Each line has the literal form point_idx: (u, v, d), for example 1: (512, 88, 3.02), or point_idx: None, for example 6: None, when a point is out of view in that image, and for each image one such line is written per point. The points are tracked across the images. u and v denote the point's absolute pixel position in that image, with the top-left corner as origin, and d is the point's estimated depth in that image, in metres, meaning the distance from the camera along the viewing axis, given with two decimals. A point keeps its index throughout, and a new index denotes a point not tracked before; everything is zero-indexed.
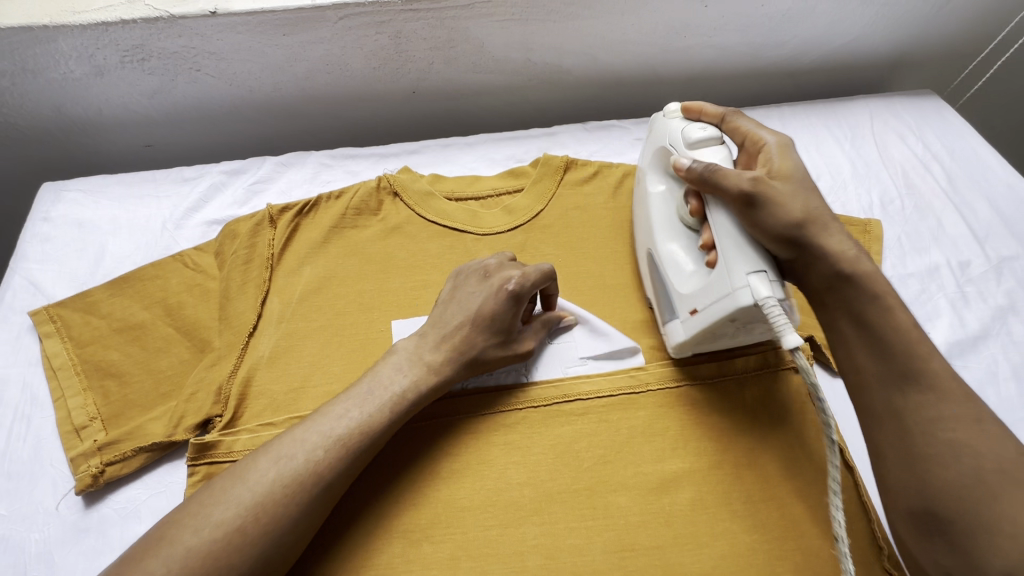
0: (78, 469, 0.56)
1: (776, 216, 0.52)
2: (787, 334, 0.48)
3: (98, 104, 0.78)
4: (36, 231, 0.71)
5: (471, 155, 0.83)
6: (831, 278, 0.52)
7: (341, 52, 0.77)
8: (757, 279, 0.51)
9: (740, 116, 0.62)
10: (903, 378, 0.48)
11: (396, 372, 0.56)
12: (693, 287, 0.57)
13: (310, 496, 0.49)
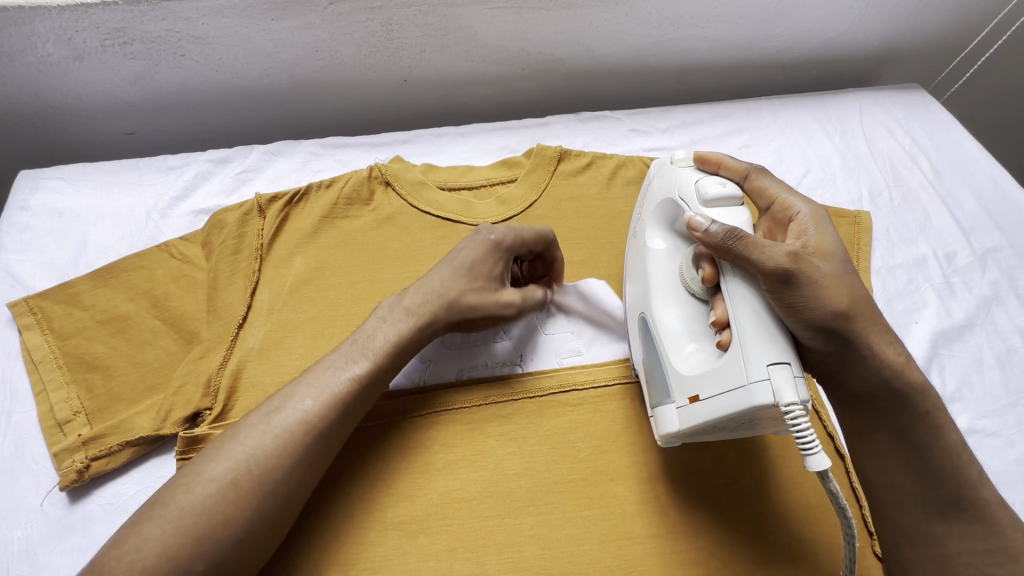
0: (62, 465, 0.54)
1: (814, 303, 0.47)
2: (815, 452, 0.42)
3: (78, 90, 0.76)
4: (13, 220, 0.68)
5: (464, 145, 0.82)
6: (865, 370, 0.50)
7: (332, 38, 0.75)
8: (780, 378, 0.44)
9: (764, 176, 0.56)
10: (947, 505, 0.50)
11: (304, 392, 0.50)
12: (698, 372, 0.50)
13: (246, 508, 0.45)
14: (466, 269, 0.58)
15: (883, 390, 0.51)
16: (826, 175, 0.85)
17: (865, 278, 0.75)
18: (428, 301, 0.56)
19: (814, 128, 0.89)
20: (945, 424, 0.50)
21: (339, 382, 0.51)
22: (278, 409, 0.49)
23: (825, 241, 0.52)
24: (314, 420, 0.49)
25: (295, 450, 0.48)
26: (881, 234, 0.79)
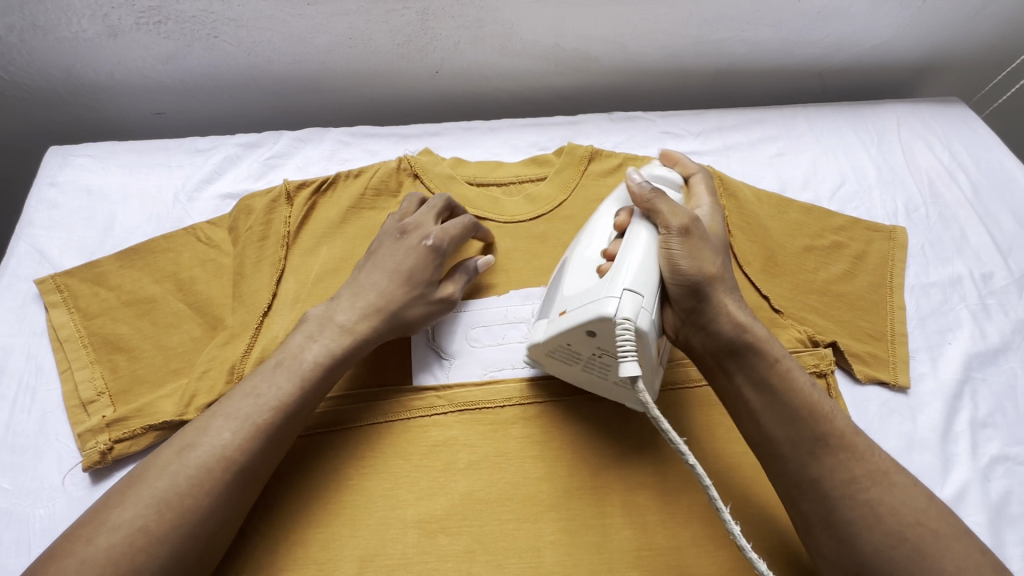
0: (86, 445, 0.54)
1: (688, 254, 0.52)
2: (627, 361, 0.47)
3: (110, 68, 0.75)
4: (42, 196, 0.68)
5: (494, 140, 0.80)
6: (720, 330, 0.51)
7: (365, 26, 0.74)
8: (630, 301, 0.49)
9: (705, 180, 0.63)
10: (816, 442, 0.48)
11: (220, 427, 0.50)
12: (571, 291, 0.55)
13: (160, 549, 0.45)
14: (396, 258, 0.60)
15: (735, 350, 0.51)
16: (861, 188, 0.83)
17: (898, 294, 0.73)
18: (362, 304, 0.58)
19: (850, 139, 0.87)
20: (796, 371, 0.51)
21: (275, 397, 0.52)
22: (192, 445, 0.49)
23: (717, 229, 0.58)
24: (233, 455, 0.49)
25: (210, 488, 0.47)
26: (916, 251, 0.77)
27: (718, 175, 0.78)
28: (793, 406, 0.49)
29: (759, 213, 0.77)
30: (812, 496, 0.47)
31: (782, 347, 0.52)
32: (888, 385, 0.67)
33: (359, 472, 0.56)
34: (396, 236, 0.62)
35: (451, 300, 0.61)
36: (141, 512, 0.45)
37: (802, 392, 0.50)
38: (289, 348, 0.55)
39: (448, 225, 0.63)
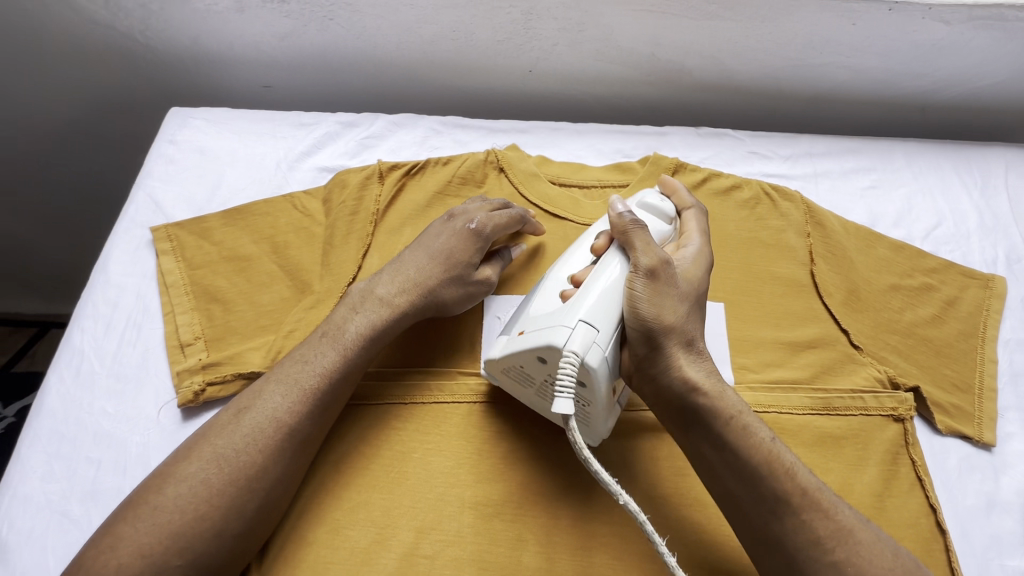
0: (182, 383, 0.58)
1: (651, 302, 0.51)
2: (563, 398, 0.47)
3: (232, 40, 0.80)
4: (162, 151, 0.74)
5: (580, 143, 0.81)
6: (678, 385, 0.50)
7: (471, 21, 0.77)
8: (582, 333, 0.49)
9: (699, 215, 0.63)
10: (778, 503, 0.47)
11: (272, 390, 0.53)
12: (531, 313, 0.55)
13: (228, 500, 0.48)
14: (439, 241, 0.63)
15: (691, 404, 0.50)
16: (958, 232, 0.79)
17: (990, 347, 0.69)
18: (401, 279, 0.60)
19: (951, 178, 0.83)
20: (752, 425, 0.49)
21: (323, 366, 0.54)
22: (248, 409, 0.52)
23: (694, 268, 0.57)
24: (285, 417, 0.52)
25: (268, 449, 0.51)
26: (1015, 304, 0.73)
27: (807, 202, 0.76)
28: (752, 465, 0.48)
29: (846, 245, 0.74)
30: (777, 558, 0.47)
31: (739, 398, 0.50)
32: (970, 440, 0.64)
33: (424, 447, 0.57)
34: (444, 219, 0.65)
35: (484, 285, 0.63)
36: (207, 462, 0.49)
37: (763, 449, 0.48)
38: (332, 319, 0.58)
39: (501, 214, 0.65)
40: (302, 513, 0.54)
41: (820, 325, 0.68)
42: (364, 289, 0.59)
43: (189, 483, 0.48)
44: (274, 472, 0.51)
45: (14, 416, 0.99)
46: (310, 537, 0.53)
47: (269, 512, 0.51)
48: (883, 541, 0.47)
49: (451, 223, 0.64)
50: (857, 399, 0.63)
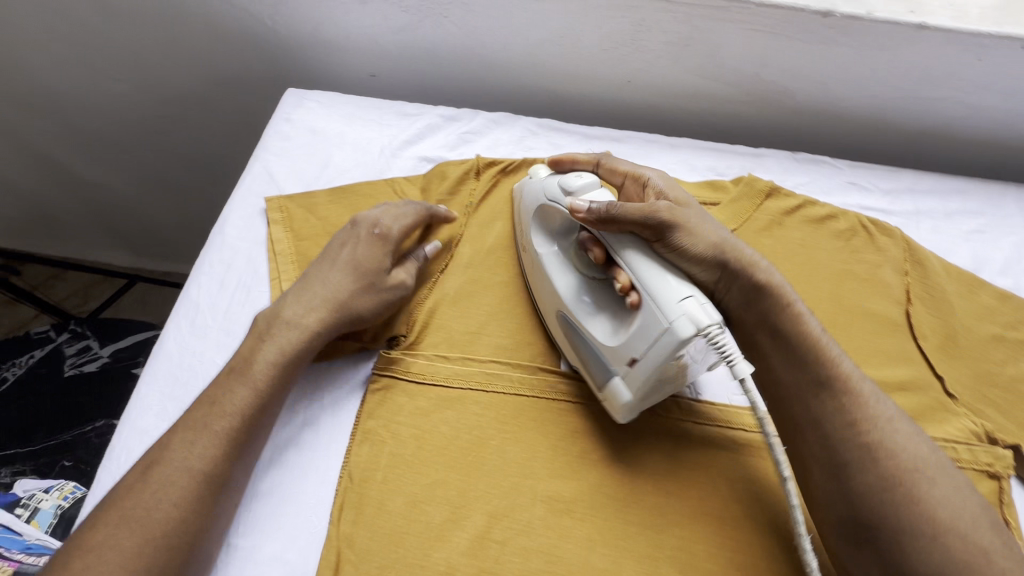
0: None
1: (693, 240, 0.54)
2: (736, 361, 0.48)
3: (349, 30, 0.85)
4: (278, 128, 0.79)
5: (673, 157, 0.81)
6: (741, 288, 0.55)
7: (580, 29, 0.78)
8: (692, 309, 0.48)
9: (613, 160, 0.68)
10: (820, 387, 0.52)
11: (189, 438, 0.51)
12: (625, 336, 0.53)
13: (167, 548, 0.47)
14: (348, 253, 0.63)
15: (750, 300, 0.56)
16: None
17: None
18: (309, 298, 0.59)
19: None
20: (807, 316, 0.55)
21: (245, 405, 0.53)
22: (159, 462, 0.50)
23: (681, 195, 0.62)
24: (207, 457, 0.50)
25: (185, 500, 0.48)
26: None
27: (906, 240, 0.74)
28: (804, 351, 0.54)
29: (947, 288, 0.71)
30: (812, 436, 0.52)
31: (790, 286, 0.56)
32: None
33: (502, 434, 0.58)
34: (349, 227, 0.65)
35: (397, 288, 0.63)
36: (128, 515, 0.47)
37: (815, 339, 0.54)
38: (259, 343, 0.57)
39: (399, 214, 0.66)
40: (380, 482, 0.55)
41: (912, 367, 0.66)
42: (281, 311, 0.59)
43: (106, 535, 0.46)
44: (192, 525, 0.48)
45: (107, 357, 1.10)
46: (388, 507, 0.54)
47: (201, 553, 0.49)
48: (920, 436, 0.52)
49: (355, 230, 0.64)
50: (949, 448, 0.60)
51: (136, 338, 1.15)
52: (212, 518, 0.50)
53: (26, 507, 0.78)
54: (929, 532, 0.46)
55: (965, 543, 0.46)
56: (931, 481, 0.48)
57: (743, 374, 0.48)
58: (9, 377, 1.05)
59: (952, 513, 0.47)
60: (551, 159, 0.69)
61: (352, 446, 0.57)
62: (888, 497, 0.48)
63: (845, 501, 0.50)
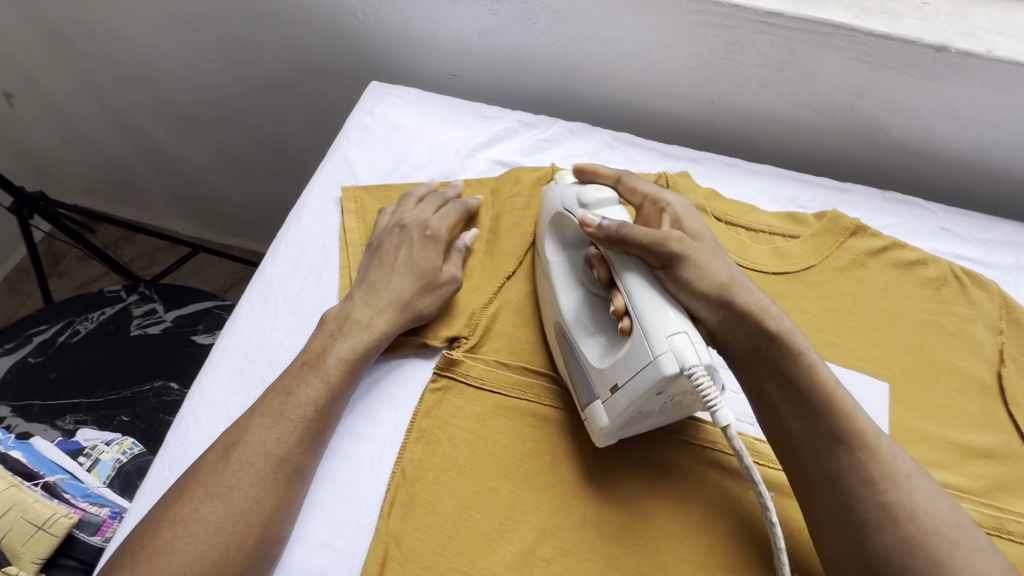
0: None
1: (700, 277, 0.54)
2: (718, 407, 0.47)
3: (436, 29, 0.85)
4: (360, 120, 0.81)
5: (752, 184, 0.79)
6: (748, 330, 0.54)
7: (670, 44, 0.77)
8: (681, 346, 0.48)
9: (634, 177, 0.64)
10: (835, 440, 0.50)
11: (263, 426, 0.53)
12: (610, 362, 0.53)
13: (252, 521, 0.49)
14: (399, 253, 0.65)
15: (759, 347, 0.54)
16: None
17: None
18: (375, 300, 0.61)
19: None
20: (820, 365, 0.52)
21: (318, 397, 0.55)
22: (238, 445, 0.52)
23: (696, 225, 0.59)
24: (284, 441, 0.52)
25: (261, 481, 0.50)
26: None
27: (1004, 297, 0.68)
28: (814, 402, 0.51)
29: None
30: (825, 490, 0.50)
31: (799, 332, 0.54)
32: None
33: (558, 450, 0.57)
34: (396, 231, 0.66)
35: (453, 282, 0.64)
36: (211, 491, 0.49)
37: (826, 389, 0.51)
38: (332, 343, 0.58)
39: (442, 213, 0.68)
40: (433, 482, 0.55)
41: (999, 435, 0.61)
42: (349, 314, 0.60)
43: (190, 508, 0.48)
44: (265, 506, 0.50)
45: (170, 321, 1.14)
46: (439, 509, 0.54)
47: (277, 536, 0.51)
48: (938, 491, 0.48)
49: (402, 231, 0.66)
50: None
51: (200, 304, 1.17)
52: (286, 501, 0.51)
53: (88, 456, 0.82)
54: None
55: None
56: (954, 545, 0.45)
57: (723, 421, 0.47)
58: (82, 330, 1.11)
59: None
60: (574, 167, 0.66)
61: (407, 442, 0.57)
62: (911, 558, 0.45)
63: (862, 560, 0.47)
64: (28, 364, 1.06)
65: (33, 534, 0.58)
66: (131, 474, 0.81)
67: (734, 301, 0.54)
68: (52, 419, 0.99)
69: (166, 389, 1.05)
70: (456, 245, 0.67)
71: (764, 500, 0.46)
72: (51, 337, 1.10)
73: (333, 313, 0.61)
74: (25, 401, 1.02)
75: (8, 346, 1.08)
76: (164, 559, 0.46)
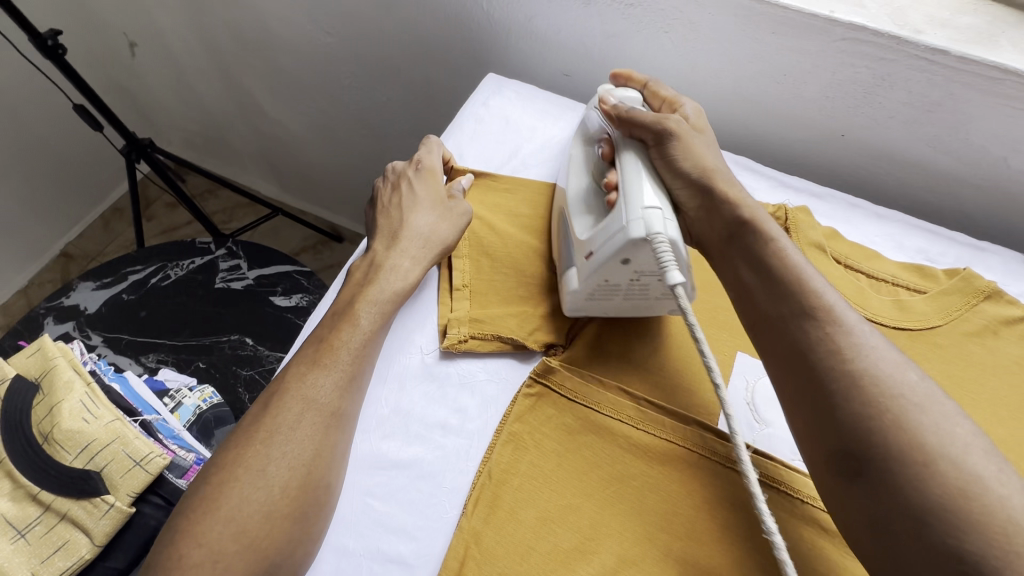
0: (451, 328, 0.62)
1: (687, 158, 0.60)
2: (670, 267, 0.50)
3: (560, 28, 0.83)
4: (475, 111, 0.80)
5: (876, 228, 0.74)
6: (726, 218, 0.58)
7: (811, 71, 0.72)
8: (652, 217, 0.53)
9: (659, 83, 0.70)
10: (811, 316, 0.50)
11: (314, 373, 0.53)
12: (586, 234, 0.59)
13: (296, 464, 0.50)
14: (402, 192, 0.68)
15: (735, 234, 0.57)
16: None
17: None
18: (393, 240, 0.64)
19: None
20: (791, 249, 0.54)
21: (353, 343, 0.56)
22: (283, 392, 0.53)
23: (703, 125, 0.65)
24: (328, 384, 0.53)
25: (312, 428, 0.51)
26: None
27: None
28: (781, 276, 0.53)
29: None
30: (791, 359, 0.50)
31: (778, 227, 0.57)
32: None
33: (603, 447, 0.57)
34: (394, 180, 0.69)
35: (464, 212, 0.66)
36: (257, 436, 0.50)
37: (796, 267, 0.53)
38: (361, 289, 0.60)
39: (422, 152, 0.71)
40: (515, 488, 0.54)
41: None
42: (374, 260, 0.63)
43: (234, 455, 0.50)
44: (305, 450, 0.50)
45: (252, 279, 1.16)
46: (520, 517, 0.53)
47: (325, 481, 0.51)
48: (903, 361, 0.47)
49: (396, 177, 0.70)
50: None
51: (280, 266, 1.17)
52: (328, 446, 0.51)
53: (173, 398, 0.86)
54: (926, 463, 0.41)
55: (958, 473, 0.40)
56: (920, 409, 0.43)
57: (671, 282, 0.50)
58: (172, 276, 1.16)
59: (939, 441, 0.41)
60: (610, 73, 0.72)
61: (496, 443, 0.57)
62: (875, 421, 0.43)
63: (835, 432, 0.45)
64: (121, 300, 1.12)
65: (133, 467, 0.61)
66: (209, 422, 0.85)
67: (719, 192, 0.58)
68: (137, 354, 1.06)
69: (241, 344, 1.08)
70: (456, 183, 0.70)
71: (718, 389, 0.49)
72: (143, 278, 1.15)
73: (360, 263, 0.63)
74: (116, 334, 1.08)
75: (105, 281, 1.14)
76: (218, 502, 0.47)
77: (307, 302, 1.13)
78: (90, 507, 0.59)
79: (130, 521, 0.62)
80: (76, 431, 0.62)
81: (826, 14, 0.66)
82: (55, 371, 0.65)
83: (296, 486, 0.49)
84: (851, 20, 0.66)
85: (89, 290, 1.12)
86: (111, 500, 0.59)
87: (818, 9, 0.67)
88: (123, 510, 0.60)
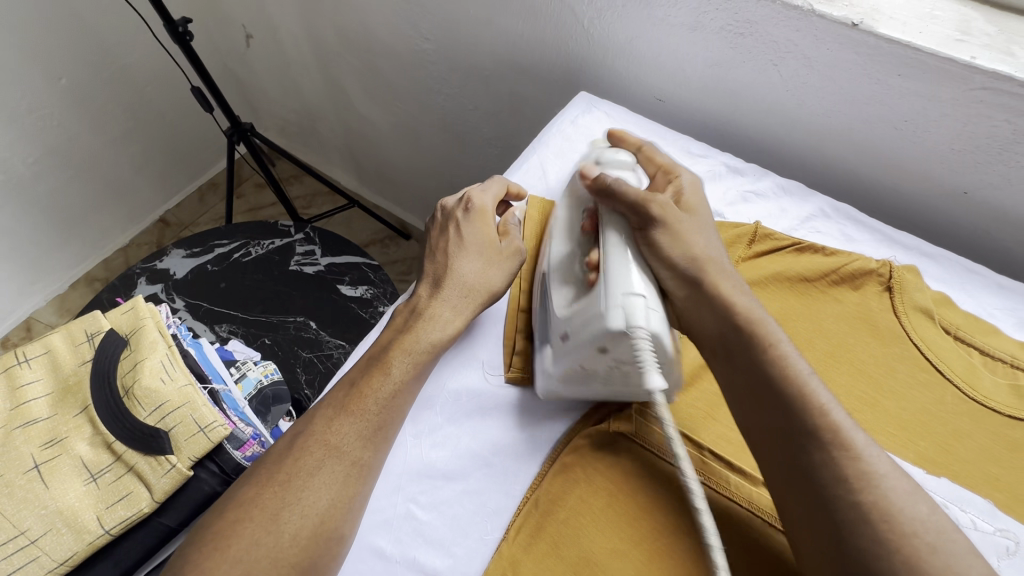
0: (516, 363, 0.61)
1: (674, 246, 0.55)
2: (648, 373, 0.49)
3: (660, 53, 0.81)
4: (563, 128, 0.79)
5: (997, 300, 0.66)
6: (718, 313, 0.53)
7: (935, 119, 0.66)
8: (633, 306, 0.51)
9: (652, 149, 0.65)
10: (805, 437, 0.45)
11: (341, 424, 0.51)
12: (566, 315, 0.56)
13: (303, 518, 0.47)
14: (451, 234, 0.62)
15: (728, 337, 0.52)
16: None
17: None
18: (435, 291, 0.60)
19: None
20: (793, 357, 0.49)
21: (383, 393, 0.53)
22: (305, 435, 0.51)
23: (697, 201, 0.60)
24: (348, 435, 0.51)
25: (334, 481, 0.49)
26: None
27: None
28: (782, 391, 0.47)
29: None
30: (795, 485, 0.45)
31: (774, 324, 0.52)
32: None
33: (649, 495, 0.53)
34: (441, 222, 0.65)
35: (516, 254, 0.63)
36: (276, 476, 0.48)
37: (796, 379, 0.48)
38: (399, 336, 0.57)
39: (474, 189, 0.65)
40: (561, 521, 0.52)
41: None
42: (416, 307, 0.60)
43: (252, 493, 0.48)
44: (321, 498, 0.48)
45: (324, 266, 1.20)
46: (563, 553, 0.50)
47: (340, 532, 0.49)
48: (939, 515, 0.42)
49: (446, 217, 0.65)
50: None
51: (351, 257, 1.21)
52: (347, 497, 0.49)
53: (238, 369, 0.90)
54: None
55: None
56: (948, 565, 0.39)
57: (650, 387, 0.50)
58: (253, 253, 1.23)
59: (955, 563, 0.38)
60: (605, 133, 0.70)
61: (546, 473, 0.55)
62: None
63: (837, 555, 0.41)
64: (206, 270, 1.20)
65: (196, 433, 0.64)
66: (268, 398, 0.88)
67: (706, 286, 0.54)
68: (212, 323, 1.13)
69: (305, 326, 1.12)
70: (508, 219, 0.66)
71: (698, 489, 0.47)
72: (228, 251, 1.22)
73: (403, 308, 0.61)
74: (197, 300, 1.16)
75: (194, 250, 1.22)
76: (229, 541, 0.45)
77: (371, 294, 1.16)
78: (155, 463, 0.62)
79: (187, 483, 0.65)
80: (152, 390, 0.65)
81: (966, 59, 0.60)
82: (142, 329, 0.70)
83: (301, 542, 0.46)
84: (995, 68, 0.59)
85: (179, 257, 1.21)
86: (173, 461, 0.62)
87: (957, 54, 0.60)
88: (183, 472, 0.62)
